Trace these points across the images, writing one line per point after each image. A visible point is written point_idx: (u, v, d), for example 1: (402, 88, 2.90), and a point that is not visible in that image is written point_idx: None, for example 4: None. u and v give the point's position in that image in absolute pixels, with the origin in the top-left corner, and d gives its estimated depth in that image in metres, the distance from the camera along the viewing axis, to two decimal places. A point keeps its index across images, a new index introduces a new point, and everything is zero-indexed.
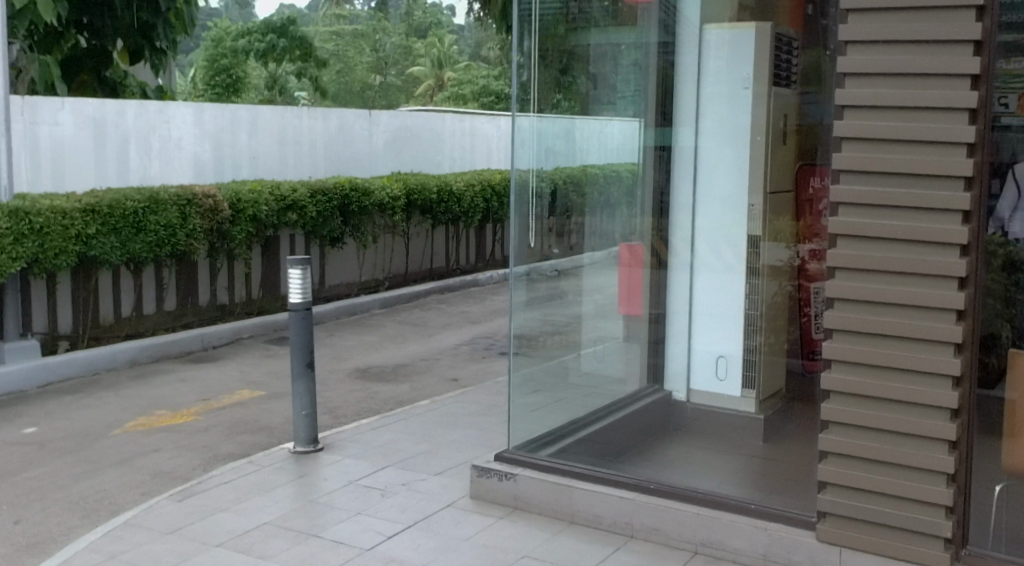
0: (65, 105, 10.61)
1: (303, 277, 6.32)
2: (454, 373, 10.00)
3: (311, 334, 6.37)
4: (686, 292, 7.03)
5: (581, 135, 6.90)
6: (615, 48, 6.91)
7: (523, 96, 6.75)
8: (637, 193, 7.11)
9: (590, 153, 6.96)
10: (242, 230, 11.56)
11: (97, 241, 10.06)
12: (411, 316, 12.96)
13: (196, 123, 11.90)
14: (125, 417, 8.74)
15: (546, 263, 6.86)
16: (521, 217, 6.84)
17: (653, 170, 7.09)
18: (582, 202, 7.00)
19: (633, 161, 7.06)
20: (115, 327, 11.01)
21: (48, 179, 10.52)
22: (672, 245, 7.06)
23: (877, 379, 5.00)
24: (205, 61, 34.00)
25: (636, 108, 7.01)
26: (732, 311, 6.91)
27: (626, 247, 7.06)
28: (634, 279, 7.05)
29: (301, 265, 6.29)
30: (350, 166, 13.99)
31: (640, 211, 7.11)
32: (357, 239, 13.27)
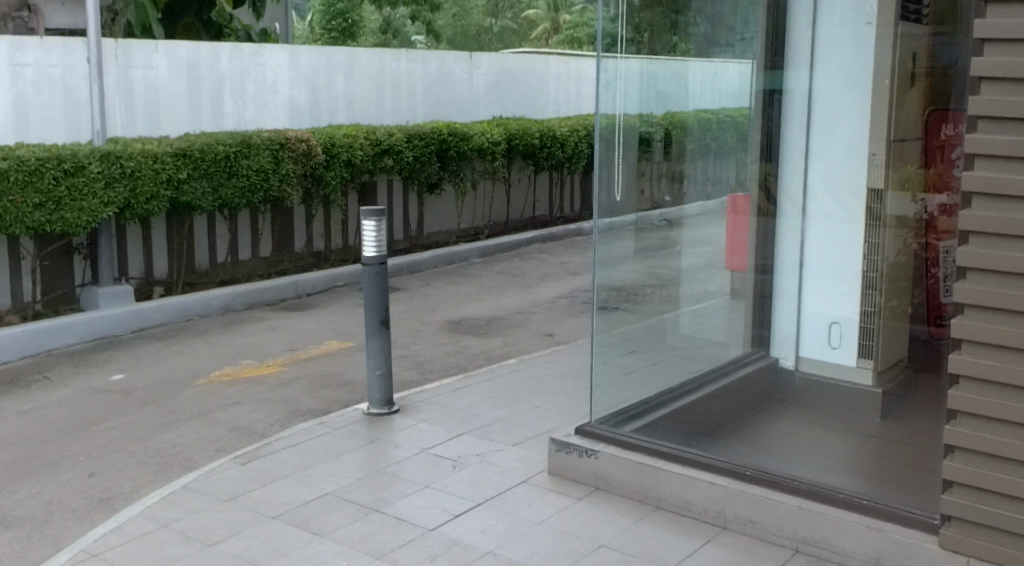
0: (158, 48, 10.35)
1: (378, 231, 6.00)
2: (549, 328, 9.55)
3: (387, 289, 6.08)
4: (796, 242, 6.48)
5: (694, 79, 6.35)
6: None
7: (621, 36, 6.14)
8: (749, 140, 6.57)
9: (703, 97, 6.44)
10: (337, 175, 11.24)
11: (189, 185, 9.83)
12: (509, 265, 12.56)
13: (291, 66, 11.59)
14: (211, 366, 8.47)
15: (657, 212, 6.36)
16: (615, 169, 6.25)
17: (758, 110, 6.55)
18: (694, 145, 6.49)
19: (743, 106, 6.54)
20: (210, 273, 10.79)
21: (142, 124, 10.32)
22: (785, 188, 6.53)
23: (1017, 365, 4.37)
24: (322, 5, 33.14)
25: (755, 49, 6.47)
26: (850, 269, 6.32)
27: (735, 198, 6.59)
28: (739, 228, 6.55)
29: (376, 219, 5.98)
30: (450, 111, 13.54)
31: (753, 158, 6.57)
32: (455, 185, 12.89)
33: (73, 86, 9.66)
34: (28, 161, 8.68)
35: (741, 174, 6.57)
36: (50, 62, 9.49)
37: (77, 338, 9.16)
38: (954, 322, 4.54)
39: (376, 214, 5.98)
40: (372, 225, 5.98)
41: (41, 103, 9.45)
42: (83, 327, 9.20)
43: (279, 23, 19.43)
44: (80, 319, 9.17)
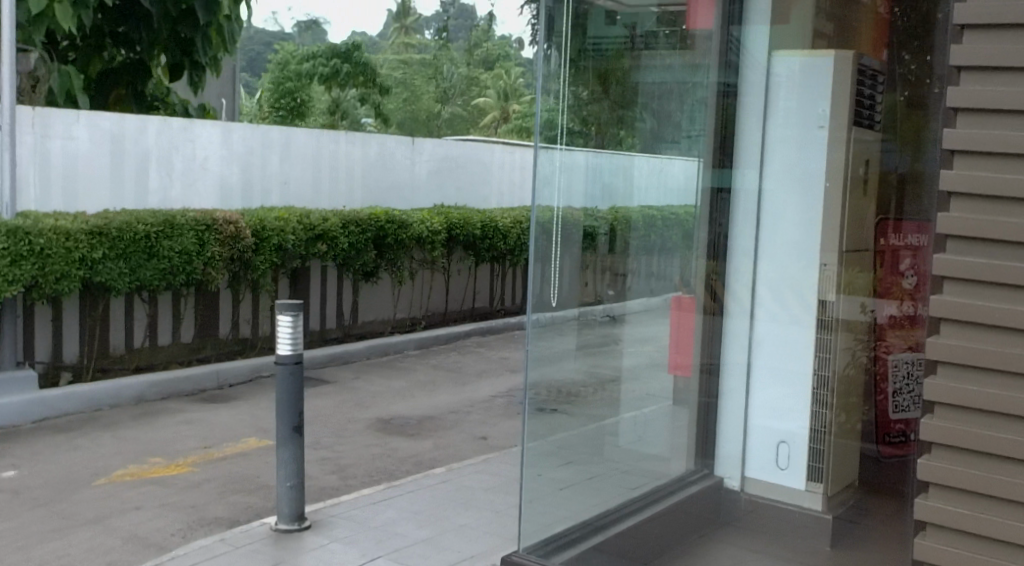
0: (80, 118, 9.89)
1: (295, 328, 5.50)
2: (483, 430, 9.04)
3: (301, 392, 5.56)
4: (744, 348, 6.05)
5: (640, 172, 6.03)
6: (679, 86, 6.14)
7: (560, 131, 5.82)
8: (694, 238, 6.17)
9: (649, 194, 6.08)
10: (266, 259, 10.75)
11: (104, 265, 9.30)
12: (445, 359, 12.08)
13: (223, 144, 11.14)
14: (115, 463, 7.86)
15: (601, 308, 5.93)
16: (552, 266, 5.84)
17: (705, 208, 6.17)
18: (638, 241, 6.08)
19: (690, 203, 6.16)
20: (124, 359, 10.21)
21: (59, 197, 9.81)
22: (732, 290, 6.10)
23: (989, 512, 4.05)
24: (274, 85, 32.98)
25: (704, 145, 6.13)
26: (799, 383, 5.92)
27: (677, 299, 6.15)
28: (684, 327, 6.14)
29: (292, 315, 5.49)
30: (389, 197, 13.15)
31: (698, 258, 6.17)
32: (391, 274, 12.43)
33: None
34: None
35: (686, 272, 6.18)
36: None
37: None
38: (921, 462, 4.20)
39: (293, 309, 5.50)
40: (288, 321, 5.47)
41: None
42: None
43: (228, 101, 19.10)
44: None
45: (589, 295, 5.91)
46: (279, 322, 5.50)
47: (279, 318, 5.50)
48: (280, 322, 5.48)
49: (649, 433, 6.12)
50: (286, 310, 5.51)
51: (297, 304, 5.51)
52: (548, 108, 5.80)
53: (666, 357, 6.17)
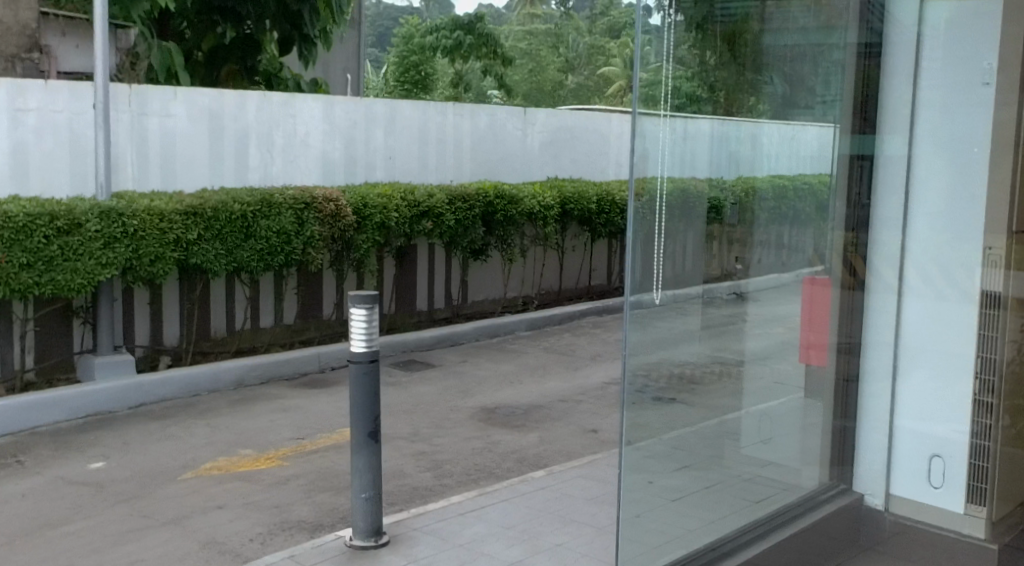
0: (177, 95, 9.51)
1: (371, 324, 5.15)
2: (594, 422, 8.39)
3: (377, 395, 5.20)
4: (890, 334, 5.51)
5: (769, 140, 5.49)
6: (812, 49, 5.53)
7: (662, 96, 5.18)
8: (834, 213, 5.64)
9: (778, 161, 5.54)
10: (368, 238, 10.25)
11: (199, 247, 8.88)
12: (558, 341, 11.46)
13: (325, 118, 10.68)
14: (204, 455, 7.48)
15: (728, 284, 5.51)
16: (658, 242, 5.25)
17: (842, 178, 5.60)
18: (767, 213, 5.58)
19: (828, 172, 5.62)
20: (226, 342, 9.80)
21: (157, 176, 9.46)
22: (875, 266, 5.56)
23: None
24: (397, 58, 32.62)
25: (844, 108, 5.54)
26: (956, 375, 5.33)
27: (811, 282, 5.66)
28: (819, 308, 5.66)
29: (367, 309, 5.13)
30: (500, 170, 12.54)
31: (839, 233, 5.63)
32: (501, 252, 11.83)
33: (79, 133, 8.78)
34: (15, 218, 7.82)
35: (825, 244, 5.66)
36: (56, 108, 8.64)
37: (64, 415, 8.16)
38: None
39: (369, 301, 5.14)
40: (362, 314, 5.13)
41: (44, 152, 8.60)
42: (74, 402, 8.21)
43: (352, 74, 18.57)
44: (71, 392, 8.19)
45: (716, 270, 5.48)
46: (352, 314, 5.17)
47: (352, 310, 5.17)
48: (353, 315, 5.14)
49: (776, 428, 5.71)
50: (361, 303, 5.15)
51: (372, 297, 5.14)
52: (652, 76, 5.16)
53: (797, 338, 5.69)
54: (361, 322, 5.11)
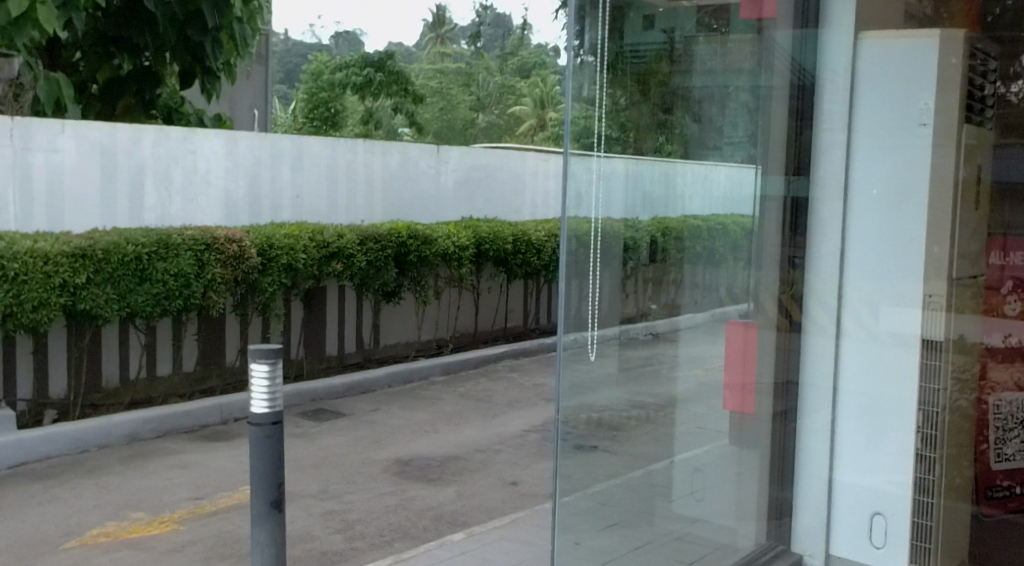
0: (65, 128, 8.94)
1: (273, 381, 4.71)
2: (514, 475, 7.96)
3: (277, 460, 4.71)
4: (828, 381, 5.20)
5: (683, 179, 5.24)
6: (720, 90, 5.22)
7: (596, 135, 4.95)
8: (767, 256, 5.31)
9: (693, 200, 5.27)
10: (274, 280, 9.72)
11: (88, 291, 8.28)
12: (474, 387, 11.02)
13: (228, 155, 10.16)
14: (91, 520, 6.87)
15: (643, 324, 5.22)
16: (591, 278, 5.04)
17: (771, 221, 5.30)
18: (687, 252, 5.31)
19: (748, 212, 5.34)
20: (119, 393, 9.19)
21: (43, 215, 8.86)
22: (811, 315, 5.24)
23: None
24: (307, 95, 32.04)
25: (776, 148, 5.25)
26: (900, 422, 5.02)
27: (737, 327, 5.34)
28: (743, 355, 5.35)
29: (269, 365, 4.70)
30: (412, 209, 12.11)
31: (771, 279, 5.31)
32: (415, 293, 11.40)
33: None
34: None
35: (761, 286, 5.33)
36: None
37: None
38: None
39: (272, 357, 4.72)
40: (265, 371, 4.69)
41: None
42: None
43: (260, 110, 18.01)
44: None
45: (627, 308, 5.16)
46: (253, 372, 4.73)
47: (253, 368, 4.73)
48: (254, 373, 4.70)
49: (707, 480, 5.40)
50: (261, 360, 4.72)
51: (274, 352, 4.72)
52: (586, 112, 4.94)
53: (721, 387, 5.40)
54: (264, 379, 4.67)
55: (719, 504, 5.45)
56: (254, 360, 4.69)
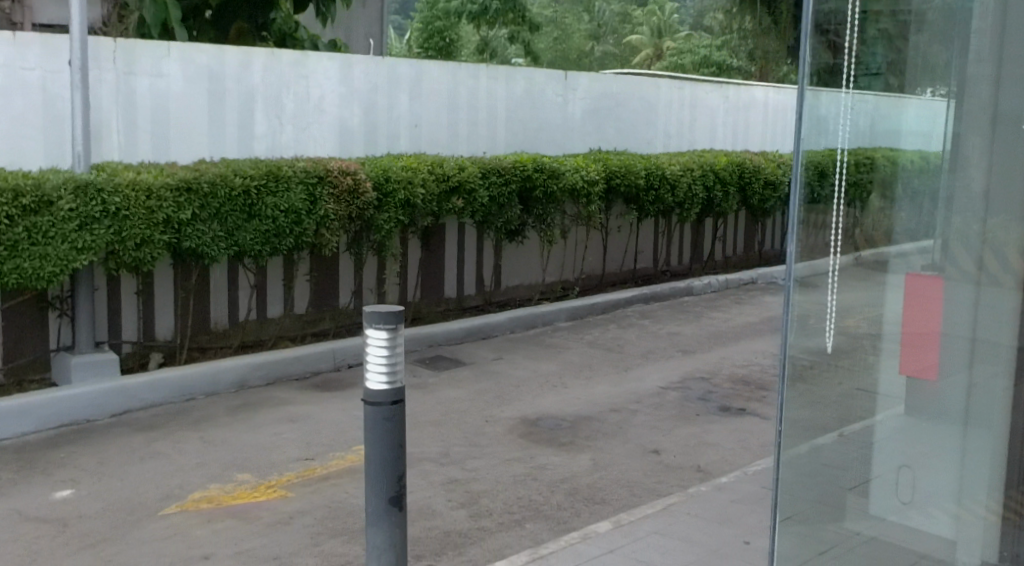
0: (171, 51, 8.24)
1: (391, 350, 4.08)
2: (655, 442, 7.22)
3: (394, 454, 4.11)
4: None
5: (883, 101, 3.65)
6: None
7: (838, 40, 3.62)
8: (1003, 194, 3.51)
9: (912, 130, 3.63)
10: (390, 217, 8.86)
11: (193, 228, 7.58)
12: (602, 335, 10.30)
13: (342, 79, 9.38)
14: (192, 481, 6.23)
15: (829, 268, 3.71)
16: (832, 224, 3.68)
17: (990, 149, 3.51)
18: (892, 190, 3.66)
19: (932, 146, 3.61)
20: (228, 336, 8.46)
21: (147, 145, 8.20)
22: None
23: None
24: (421, 23, 30.99)
25: (1022, 51, 3.44)
26: None
27: (923, 283, 3.68)
28: (926, 316, 3.70)
29: (388, 332, 4.06)
30: (539, 141, 11.20)
31: (1019, 222, 3.51)
32: (539, 232, 10.52)
33: (55, 94, 7.59)
34: None
35: (998, 232, 3.54)
36: (25, 65, 7.43)
37: (34, 425, 6.91)
38: None
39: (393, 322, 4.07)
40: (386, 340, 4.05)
41: (11, 116, 7.42)
42: (45, 410, 6.95)
43: (375, 40, 17.14)
44: (42, 399, 6.94)
45: (815, 245, 3.70)
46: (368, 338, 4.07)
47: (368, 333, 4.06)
48: (371, 341, 4.04)
49: (918, 475, 3.77)
50: (377, 324, 4.06)
51: (394, 317, 4.06)
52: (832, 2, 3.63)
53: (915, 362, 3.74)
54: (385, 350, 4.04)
55: (932, 495, 3.77)
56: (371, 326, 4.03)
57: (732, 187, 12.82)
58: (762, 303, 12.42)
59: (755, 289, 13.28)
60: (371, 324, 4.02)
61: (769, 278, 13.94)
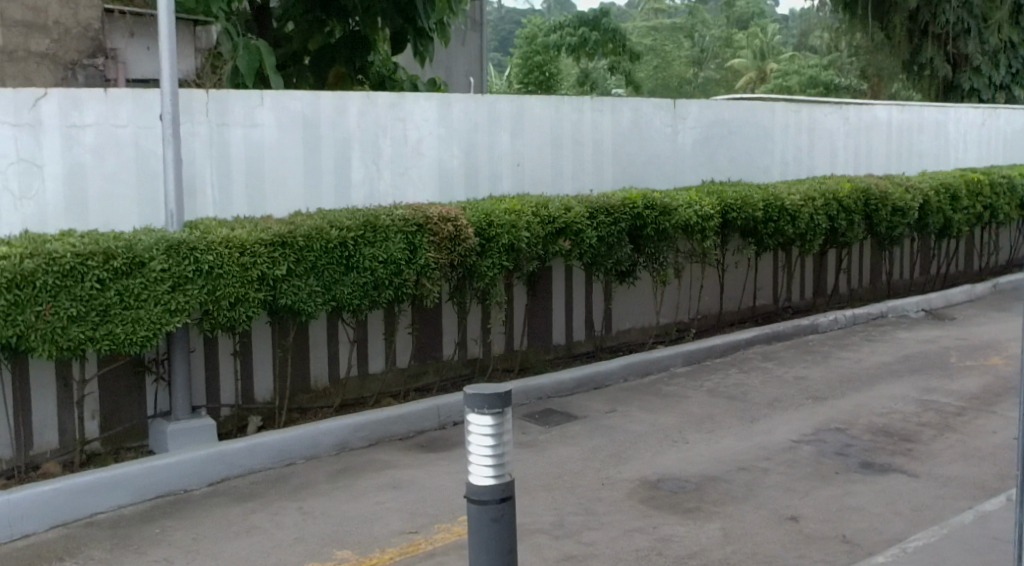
0: (265, 99, 7.94)
1: (498, 438, 4.31)
2: (790, 509, 6.61)
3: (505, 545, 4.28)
4: None
5: None
6: None
7: None
8: None
9: None
10: (494, 263, 8.38)
11: (289, 284, 7.22)
12: (722, 381, 9.66)
13: (440, 120, 8.98)
14: (291, 559, 5.82)
15: None
16: None
17: None
18: None
19: None
20: (329, 394, 8.07)
21: (242, 198, 7.90)
22: None
23: None
24: (521, 56, 30.63)
25: None
26: None
27: None
28: None
29: (494, 420, 4.29)
30: (647, 176, 10.64)
31: None
32: (652, 272, 9.94)
33: (147, 151, 7.33)
34: (59, 261, 6.35)
35: None
36: (117, 122, 7.20)
37: (131, 496, 6.58)
38: None
39: (497, 408, 4.29)
40: (488, 427, 4.28)
41: (104, 176, 7.19)
42: (141, 480, 6.62)
43: (476, 77, 16.79)
44: (138, 468, 6.61)
45: None
46: (470, 424, 4.31)
47: (470, 418, 4.31)
48: (473, 426, 4.29)
49: None
50: (482, 411, 4.29)
51: (498, 403, 4.28)
52: None
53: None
54: (488, 437, 4.27)
55: None
56: (474, 412, 4.28)
57: (856, 215, 12.07)
58: (893, 340, 11.64)
59: (884, 324, 12.49)
60: (472, 409, 4.26)
61: (899, 312, 13.16)
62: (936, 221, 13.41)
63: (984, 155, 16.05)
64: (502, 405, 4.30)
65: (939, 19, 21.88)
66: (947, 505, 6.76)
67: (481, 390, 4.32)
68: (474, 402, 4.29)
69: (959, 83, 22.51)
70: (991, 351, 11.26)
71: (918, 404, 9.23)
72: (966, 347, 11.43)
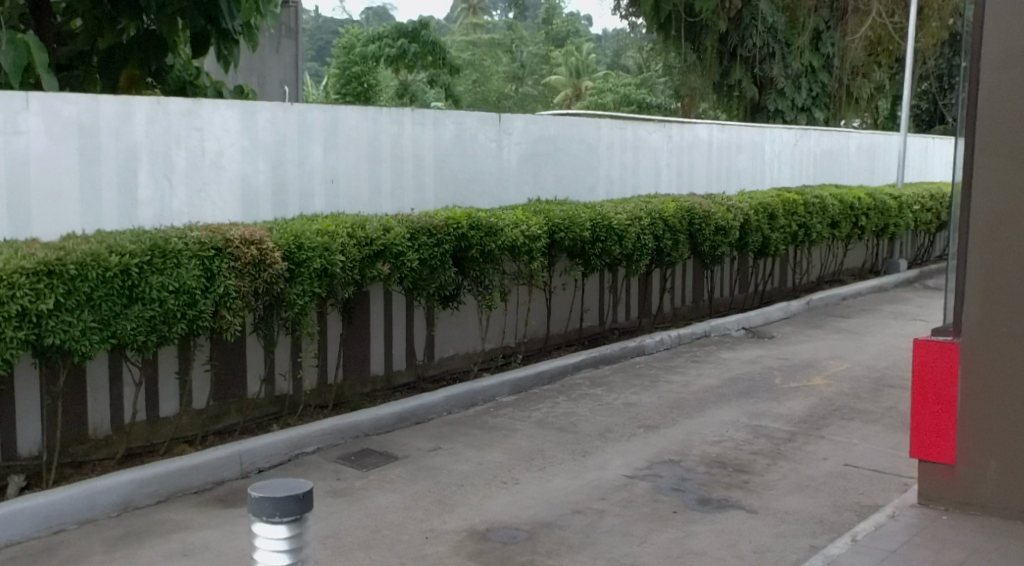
0: (31, 104, 6.95)
1: (292, 549, 4.20)
2: (629, 558, 6.06)
3: None
4: None
5: None
6: None
7: None
8: None
9: None
10: (305, 290, 7.56)
11: (59, 318, 6.26)
12: (551, 411, 9.07)
13: (244, 131, 8.11)
14: None
15: None
16: None
17: None
18: None
19: None
20: (111, 443, 7.10)
21: (2, 218, 6.90)
22: None
23: None
24: (338, 69, 29.69)
25: None
26: None
27: None
28: None
29: (288, 529, 4.19)
30: (471, 194, 10.02)
31: None
32: (477, 296, 9.29)
33: None
34: None
35: None
36: None
37: None
38: None
39: (291, 515, 4.18)
40: (282, 536, 4.18)
41: None
42: None
43: (291, 88, 15.85)
44: None
45: None
46: (261, 532, 4.18)
47: (261, 526, 4.19)
48: (263, 536, 4.17)
49: None
50: (276, 518, 4.18)
51: (292, 511, 4.19)
52: None
53: None
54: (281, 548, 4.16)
55: None
56: (267, 520, 4.17)
57: (682, 233, 11.77)
58: (720, 361, 11.37)
59: (708, 344, 12.23)
60: (262, 518, 4.13)
61: (722, 332, 12.96)
62: (756, 240, 13.29)
63: (798, 175, 16.15)
64: (296, 512, 4.19)
65: (746, 43, 22.25)
66: (791, 544, 6.32)
67: (272, 494, 4.19)
68: (265, 509, 4.16)
69: (764, 104, 23.23)
70: (815, 371, 11.09)
71: (749, 430, 8.76)
72: (792, 368, 11.24)
